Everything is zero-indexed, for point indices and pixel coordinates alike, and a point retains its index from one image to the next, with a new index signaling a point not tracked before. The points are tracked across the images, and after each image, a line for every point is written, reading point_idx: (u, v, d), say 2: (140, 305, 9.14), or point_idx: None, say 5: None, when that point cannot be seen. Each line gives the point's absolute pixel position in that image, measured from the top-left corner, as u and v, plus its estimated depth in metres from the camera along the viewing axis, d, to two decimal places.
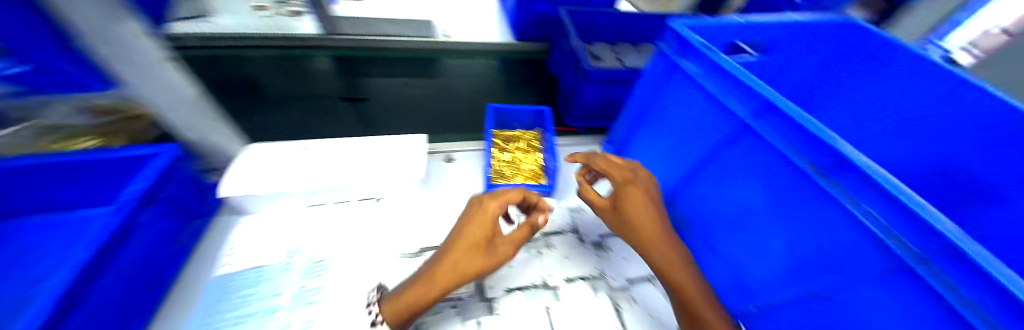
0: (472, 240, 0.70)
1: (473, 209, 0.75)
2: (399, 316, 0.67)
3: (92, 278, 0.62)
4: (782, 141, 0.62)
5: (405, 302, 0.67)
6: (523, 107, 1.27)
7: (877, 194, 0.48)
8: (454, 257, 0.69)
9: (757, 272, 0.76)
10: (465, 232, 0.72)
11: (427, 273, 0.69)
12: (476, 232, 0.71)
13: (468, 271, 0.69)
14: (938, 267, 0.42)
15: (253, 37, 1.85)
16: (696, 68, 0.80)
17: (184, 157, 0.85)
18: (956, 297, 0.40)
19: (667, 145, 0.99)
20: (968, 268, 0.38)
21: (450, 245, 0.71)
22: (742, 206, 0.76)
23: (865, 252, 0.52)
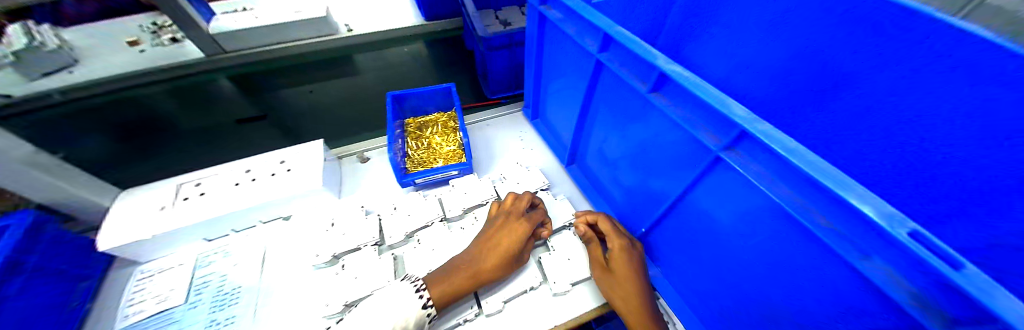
0: (511, 243, 0.82)
1: (513, 217, 0.88)
2: (446, 299, 0.75)
3: None
4: (621, 69, 0.63)
5: (450, 287, 0.76)
6: (426, 89, 1.22)
7: (690, 97, 0.50)
8: (494, 258, 0.80)
9: (641, 201, 0.80)
10: (507, 234, 0.83)
11: (471, 267, 0.78)
12: (511, 234, 0.83)
13: (504, 267, 0.80)
14: (763, 173, 0.43)
15: (133, 74, 1.68)
16: (559, 14, 0.82)
17: (45, 219, 0.79)
18: (778, 197, 0.41)
19: (565, 99, 0.99)
20: (784, 165, 0.39)
21: (488, 246, 0.82)
22: (618, 139, 0.79)
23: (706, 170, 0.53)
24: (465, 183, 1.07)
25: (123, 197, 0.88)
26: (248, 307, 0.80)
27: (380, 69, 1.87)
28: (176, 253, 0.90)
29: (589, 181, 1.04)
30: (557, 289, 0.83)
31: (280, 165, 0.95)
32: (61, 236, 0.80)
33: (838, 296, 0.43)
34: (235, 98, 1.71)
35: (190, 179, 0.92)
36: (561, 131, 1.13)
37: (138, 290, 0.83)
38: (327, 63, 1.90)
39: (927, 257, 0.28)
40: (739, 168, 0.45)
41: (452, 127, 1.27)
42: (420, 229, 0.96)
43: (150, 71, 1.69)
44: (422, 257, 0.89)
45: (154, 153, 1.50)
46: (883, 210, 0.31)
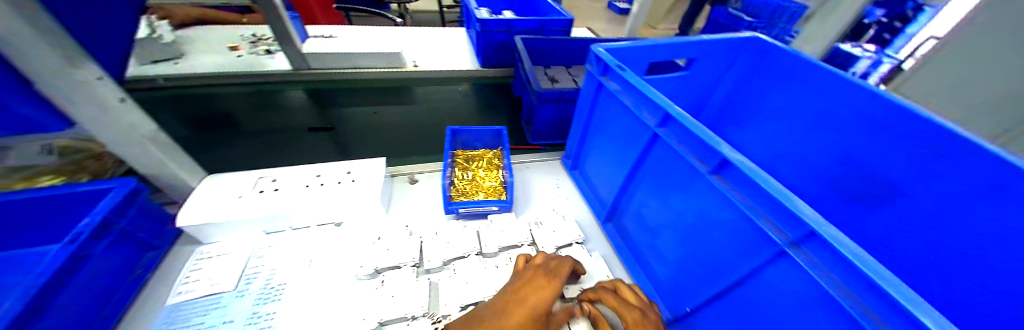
0: (541, 299, 0.74)
1: (544, 276, 0.80)
2: None
3: (31, 316, 0.63)
4: (681, 147, 0.69)
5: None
6: (481, 128, 1.35)
7: (754, 187, 0.55)
8: (519, 313, 0.70)
9: (683, 271, 0.82)
10: (533, 292, 0.75)
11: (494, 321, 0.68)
12: (540, 292, 0.75)
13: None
14: (827, 271, 0.47)
15: (218, 76, 1.88)
16: (617, 85, 0.91)
17: (141, 189, 0.88)
18: (845, 297, 0.45)
19: (610, 158, 1.06)
20: (850, 268, 0.44)
21: (512, 300, 0.74)
22: (664, 206, 0.84)
23: (765, 256, 0.57)
24: (503, 221, 1.12)
25: (210, 179, 1.00)
26: (288, 307, 0.83)
27: (434, 102, 2.07)
28: (232, 240, 0.96)
29: (625, 241, 1.06)
30: None
31: (346, 175, 1.05)
32: (147, 206, 0.89)
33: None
34: (305, 110, 1.92)
35: (269, 175, 1.03)
36: (600, 187, 1.19)
37: (194, 269, 0.89)
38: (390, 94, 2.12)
39: None
40: (807, 267, 0.48)
41: (496, 165, 1.37)
42: (456, 260, 1.00)
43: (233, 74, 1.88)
44: (456, 288, 0.91)
45: (226, 144, 1.67)
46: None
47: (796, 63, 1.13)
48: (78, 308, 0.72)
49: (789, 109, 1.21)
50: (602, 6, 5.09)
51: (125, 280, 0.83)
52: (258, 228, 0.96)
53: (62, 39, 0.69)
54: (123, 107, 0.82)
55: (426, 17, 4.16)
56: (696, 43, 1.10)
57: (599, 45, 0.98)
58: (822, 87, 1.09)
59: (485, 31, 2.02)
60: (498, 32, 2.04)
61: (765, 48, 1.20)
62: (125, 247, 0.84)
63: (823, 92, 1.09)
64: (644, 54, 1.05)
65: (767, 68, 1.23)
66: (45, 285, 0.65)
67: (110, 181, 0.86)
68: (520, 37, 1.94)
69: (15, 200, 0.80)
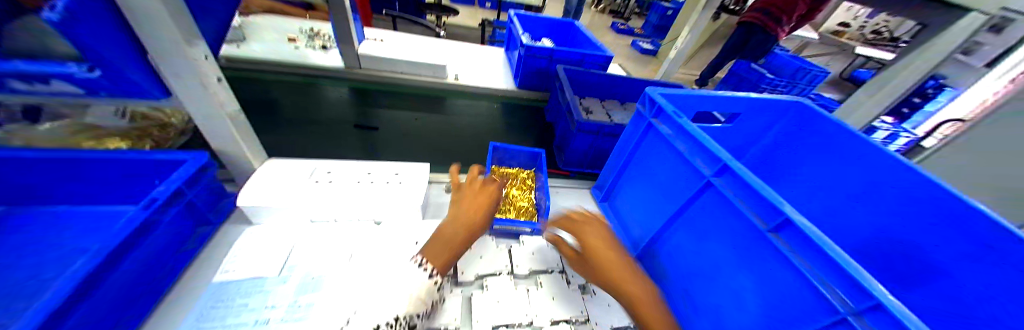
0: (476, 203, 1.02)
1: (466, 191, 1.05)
2: (441, 260, 0.88)
3: (103, 273, 0.67)
4: (739, 201, 0.72)
5: (448, 254, 0.90)
6: (520, 148, 1.42)
7: (816, 252, 0.58)
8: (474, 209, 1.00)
9: (720, 323, 0.82)
10: (467, 199, 1.03)
11: (461, 222, 0.97)
12: (472, 198, 1.03)
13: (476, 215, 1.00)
14: None
15: (275, 63, 2.02)
16: (670, 130, 0.96)
17: (210, 165, 0.95)
18: None
19: (650, 196, 1.08)
20: None
21: (466, 203, 1.02)
22: (706, 253, 0.85)
23: (822, 323, 0.58)
24: (535, 244, 1.14)
25: (271, 163, 1.07)
26: (326, 299, 0.85)
27: (468, 115, 2.14)
28: (281, 225, 1.01)
29: (655, 282, 1.06)
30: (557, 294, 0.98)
31: (394, 176, 1.10)
32: (210, 181, 0.95)
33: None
34: (347, 106, 1.98)
35: (325, 167, 1.08)
36: (632, 223, 1.20)
37: (243, 249, 0.93)
38: (429, 102, 2.18)
39: None
40: None
41: (529, 186, 1.41)
42: (487, 277, 1.02)
43: (287, 64, 2.01)
44: (488, 306, 0.93)
45: (272, 127, 1.72)
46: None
47: (838, 130, 1.13)
48: (139, 271, 0.76)
49: (825, 174, 1.20)
50: (627, 43, 5.25)
51: (179, 250, 0.86)
52: (305, 217, 1.00)
53: (186, 20, 0.77)
54: (217, 86, 0.89)
55: (464, 31, 4.38)
56: (742, 99, 1.14)
57: (655, 88, 1.04)
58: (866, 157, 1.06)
59: (528, 56, 2.13)
60: (540, 58, 2.15)
61: (809, 115, 1.21)
62: (185, 219, 0.88)
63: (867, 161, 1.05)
64: (695, 103, 1.10)
65: (806, 133, 1.24)
66: (120, 243, 0.68)
67: (182, 154, 0.93)
68: (562, 66, 2.03)
69: (106, 158, 0.89)
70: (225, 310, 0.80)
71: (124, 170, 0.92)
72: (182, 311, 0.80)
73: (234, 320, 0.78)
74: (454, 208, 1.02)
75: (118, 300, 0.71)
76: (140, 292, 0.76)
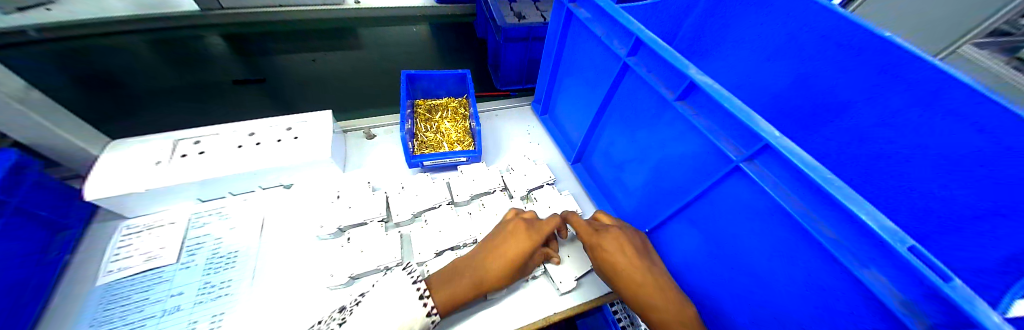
0: (518, 253, 0.73)
1: (520, 230, 0.77)
2: (448, 308, 0.69)
3: None
4: (650, 75, 0.66)
5: (454, 294, 0.69)
6: (441, 72, 1.19)
7: (719, 108, 0.53)
8: (498, 264, 0.73)
9: (648, 203, 0.84)
10: (512, 242, 0.75)
11: (474, 276, 0.71)
12: (517, 242, 0.75)
13: (508, 278, 0.74)
14: (782, 186, 0.47)
15: (135, 19, 1.74)
16: (587, 13, 0.82)
17: (30, 162, 0.74)
18: (790, 206, 0.46)
19: (578, 97, 1.01)
20: (803, 179, 0.43)
21: (494, 249, 0.75)
22: (630, 140, 0.83)
23: (722, 179, 0.58)
24: (475, 171, 1.07)
25: (114, 147, 0.84)
26: (245, 271, 0.78)
27: (386, 46, 1.87)
28: (166, 211, 0.86)
29: (594, 179, 1.07)
30: (560, 286, 0.82)
31: (287, 132, 0.92)
32: (43, 181, 0.75)
33: (829, 307, 0.47)
34: (231, 62, 1.68)
35: (190, 136, 0.88)
36: (569, 129, 1.15)
37: (125, 245, 0.79)
38: (329, 40, 1.88)
39: (922, 269, 0.32)
40: (758, 179, 0.49)
41: (463, 114, 1.25)
42: (427, 211, 0.95)
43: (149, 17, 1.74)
44: (429, 237, 0.89)
45: (147, 107, 1.43)
46: (885, 226, 0.35)
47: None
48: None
49: None
50: None
51: (40, 264, 0.71)
52: (190, 196, 0.85)
53: None
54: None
55: None
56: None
57: None
58: (767, 18, 0.93)
59: None
60: None
61: None
62: (26, 228, 0.70)
63: (773, 13, 0.92)
64: None
65: None
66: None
67: None
68: None
69: None
70: (120, 312, 0.70)
71: None
72: (68, 323, 0.69)
73: (136, 317, 0.69)
74: (490, 246, 0.76)
75: None
76: (14, 313, 0.64)
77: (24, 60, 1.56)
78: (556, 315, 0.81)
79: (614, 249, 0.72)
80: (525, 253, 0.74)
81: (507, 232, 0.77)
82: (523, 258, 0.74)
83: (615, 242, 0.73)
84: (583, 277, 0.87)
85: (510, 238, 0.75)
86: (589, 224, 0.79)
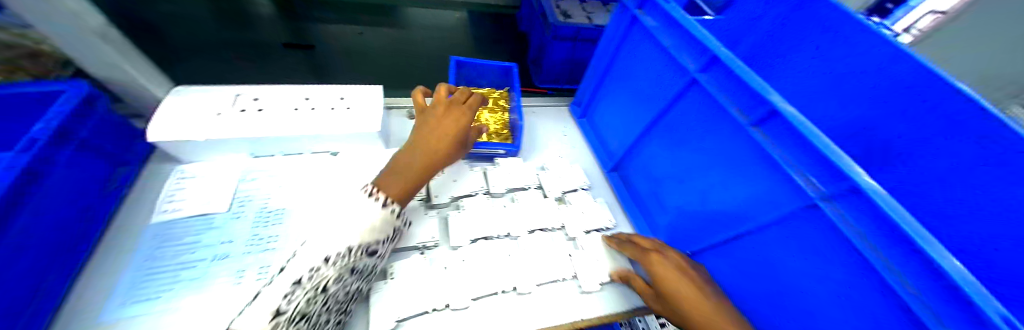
0: (456, 126, 0.87)
1: (447, 116, 0.87)
2: (402, 190, 0.76)
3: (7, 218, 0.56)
4: (720, 94, 0.65)
5: (405, 179, 0.77)
6: (488, 63, 1.19)
7: (799, 141, 0.53)
8: (445, 129, 0.85)
9: (690, 221, 0.85)
10: (443, 119, 0.87)
11: (431, 146, 0.82)
12: (448, 126, 0.86)
13: (450, 145, 0.86)
14: (859, 227, 0.47)
15: None
16: (654, 22, 0.81)
17: (100, 96, 0.76)
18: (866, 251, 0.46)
19: (626, 105, 1.01)
20: (883, 225, 0.43)
21: (417, 137, 0.84)
22: (680, 157, 0.83)
23: (790, 211, 0.58)
24: (511, 165, 1.08)
25: (176, 92, 0.86)
26: (290, 231, 0.80)
27: (428, 28, 1.88)
28: (217, 162, 0.88)
29: (629, 189, 1.08)
30: (586, 288, 0.84)
31: (340, 102, 0.94)
32: (108, 117, 0.78)
33: None
34: (277, 25, 1.70)
35: (250, 92, 0.90)
36: (608, 135, 1.16)
37: (179, 188, 0.82)
38: (374, 14, 1.89)
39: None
40: (834, 219, 0.49)
41: (503, 106, 1.25)
42: (463, 198, 0.97)
43: None
44: (464, 223, 0.91)
45: (196, 58, 1.47)
46: (963, 275, 0.34)
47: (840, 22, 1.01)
48: (56, 219, 0.64)
49: None
50: None
51: (101, 195, 0.74)
52: (243, 150, 0.88)
53: None
54: None
55: None
56: None
57: None
58: None
59: None
60: None
61: None
62: (89, 160, 0.73)
63: None
64: None
65: None
66: (10, 191, 0.55)
67: (53, 84, 0.72)
68: None
69: None
70: (169, 252, 0.72)
71: None
72: (122, 254, 0.72)
73: (187, 259, 0.72)
74: (421, 129, 0.84)
75: (44, 248, 0.62)
76: (71, 238, 0.67)
77: None
78: (582, 321, 0.81)
79: (671, 272, 0.73)
80: (462, 126, 0.88)
81: (427, 120, 0.86)
82: (461, 134, 0.88)
83: (672, 264, 0.75)
84: (612, 286, 0.87)
85: (444, 116, 0.87)
86: (642, 247, 0.83)
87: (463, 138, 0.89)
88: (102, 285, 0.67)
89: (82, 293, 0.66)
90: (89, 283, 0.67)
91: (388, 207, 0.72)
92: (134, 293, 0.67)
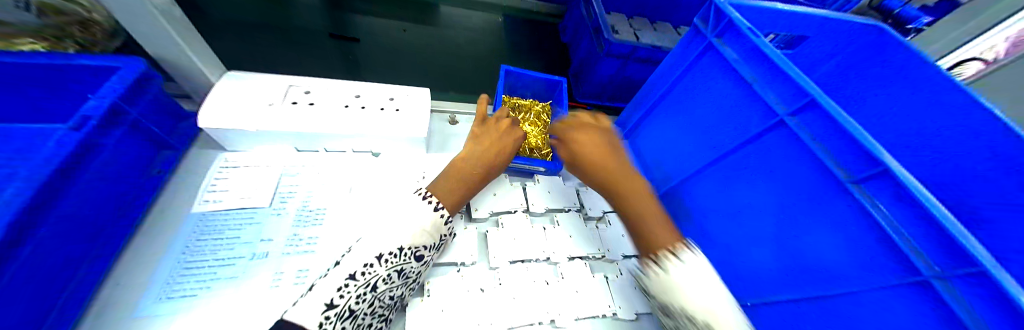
0: (510, 141, 0.87)
1: (499, 128, 0.88)
2: (454, 200, 0.76)
3: (53, 199, 0.53)
4: (811, 141, 0.58)
5: (457, 187, 0.77)
6: (536, 74, 1.15)
7: (906, 206, 0.46)
8: (499, 143, 0.85)
9: (755, 273, 0.76)
10: (498, 133, 0.87)
11: (483, 157, 0.82)
12: (502, 138, 0.86)
13: (501, 157, 0.85)
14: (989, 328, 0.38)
15: None
16: (736, 54, 0.75)
17: (154, 75, 0.74)
18: None
19: (683, 135, 0.94)
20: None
21: (472, 146, 0.84)
22: (748, 201, 0.75)
23: (895, 289, 0.50)
24: (551, 183, 1.04)
25: (228, 77, 0.84)
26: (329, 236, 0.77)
27: (468, 29, 1.85)
28: (259, 151, 0.86)
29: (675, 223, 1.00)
30: (622, 315, 0.82)
31: (389, 102, 0.91)
32: (159, 97, 0.77)
33: None
34: (320, 12, 1.69)
35: (301, 84, 0.88)
36: (654, 162, 1.08)
37: (221, 178, 0.79)
38: (416, 10, 1.87)
39: None
40: (952, 303, 0.42)
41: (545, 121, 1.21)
42: (503, 214, 0.94)
43: None
44: (504, 243, 0.87)
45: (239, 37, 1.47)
46: None
47: None
48: (99, 200, 0.62)
49: None
50: None
51: (144, 175, 0.73)
52: (288, 143, 0.85)
53: None
54: None
55: None
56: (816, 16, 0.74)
57: None
58: None
59: None
60: None
61: None
62: (136, 140, 0.71)
63: None
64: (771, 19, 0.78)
65: None
66: (34, 198, 0.50)
67: (114, 58, 0.71)
68: None
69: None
70: (210, 246, 0.70)
71: (34, 85, 0.69)
72: (162, 242, 0.70)
73: (226, 255, 0.69)
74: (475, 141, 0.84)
75: (85, 230, 0.59)
76: (111, 220, 0.65)
77: None
78: None
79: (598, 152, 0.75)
80: (514, 140, 0.88)
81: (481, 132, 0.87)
82: (511, 147, 0.87)
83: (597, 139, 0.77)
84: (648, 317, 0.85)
85: (501, 129, 0.88)
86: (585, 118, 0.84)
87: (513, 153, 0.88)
88: (142, 273, 0.66)
89: (120, 279, 0.64)
90: (129, 269, 0.66)
91: (439, 211, 0.72)
92: (170, 285, 0.65)
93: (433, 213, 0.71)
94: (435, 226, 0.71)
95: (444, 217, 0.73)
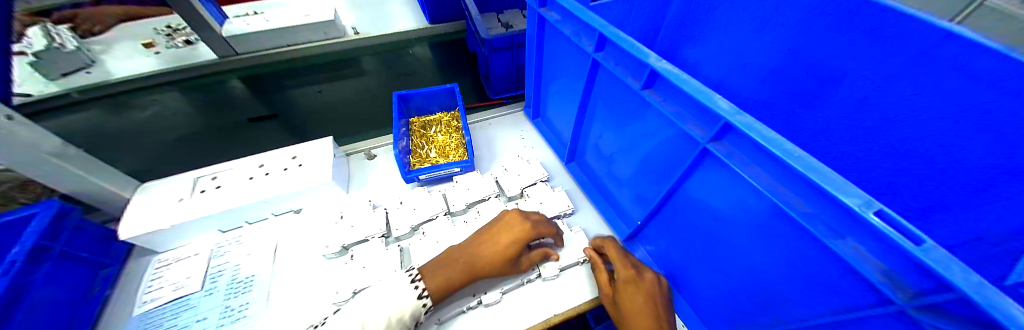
0: (512, 241, 0.79)
1: (514, 223, 0.82)
2: (440, 292, 0.75)
3: None
4: (618, 69, 0.67)
5: (447, 279, 0.76)
6: (429, 89, 1.22)
7: (681, 92, 0.54)
8: (496, 250, 0.79)
9: (643, 194, 0.82)
10: (504, 236, 0.80)
11: (471, 260, 0.78)
12: (503, 249, 0.79)
13: (501, 265, 0.78)
14: (762, 171, 0.47)
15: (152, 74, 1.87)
16: (557, 16, 0.83)
17: (73, 209, 0.81)
18: (767, 191, 0.46)
19: (562, 97, 1.02)
20: (779, 163, 0.43)
21: (484, 240, 0.81)
22: (615, 135, 0.83)
23: (704, 167, 0.57)
24: (469, 180, 1.07)
25: (143, 190, 0.93)
26: (260, 294, 0.84)
27: (385, 69, 1.98)
28: (191, 243, 0.93)
29: (588, 176, 1.07)
30: (546, 274, 0.85)
31: (292, 161, 1.00)
32: (82, 225, 0.82)
33: (828, 290, 0.46)
34: (248, 102, 1.83)
35: (207, 173, 0.97)
36: (559, 127, 1.16)
37: (157, 277, 0.86)
38: (335, 70, 2.01)
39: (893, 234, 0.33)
40: (725, 158, 0.50)
41: (456, 126, 1.27)
42: (424, 223, 0.97)
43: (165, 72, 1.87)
44: (426, 248, 0.91)
45: (190, 153, 1.57)
46: (855, 193, 0.35)
47: None
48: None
49: None
50: None
51: (84, 297, 0.77)
52: (211, 228, 0.93)
53: None
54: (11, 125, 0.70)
55: None
56: None
57: None
58: None
59: None
60: None
61: None
62: (68, 269, 0.77)
63: None
64: None
65: None
66: None
67: (33, 207, 0.77)
68: None
69: None
70: None
71: None
72: None
73: None
74: (482, 236, 0.82)
75: None
76: None
77: (60, 127, 1.74)
78: (555, 317, 0.81)
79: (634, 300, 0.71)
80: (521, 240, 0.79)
81: (494, 228, 0.83)
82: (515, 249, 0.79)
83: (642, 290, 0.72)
84: (574, 267, 0.89)
85: (508, 229, 0.81)
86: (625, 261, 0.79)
87: (518, 256, 0.81)
88: None
89: None
90: None
91: (422, 299, 0.73)
92: None
93: (416, 300, 0.72)
94: (414, 312, 0.72)
95: (427, 305, 0.73)
